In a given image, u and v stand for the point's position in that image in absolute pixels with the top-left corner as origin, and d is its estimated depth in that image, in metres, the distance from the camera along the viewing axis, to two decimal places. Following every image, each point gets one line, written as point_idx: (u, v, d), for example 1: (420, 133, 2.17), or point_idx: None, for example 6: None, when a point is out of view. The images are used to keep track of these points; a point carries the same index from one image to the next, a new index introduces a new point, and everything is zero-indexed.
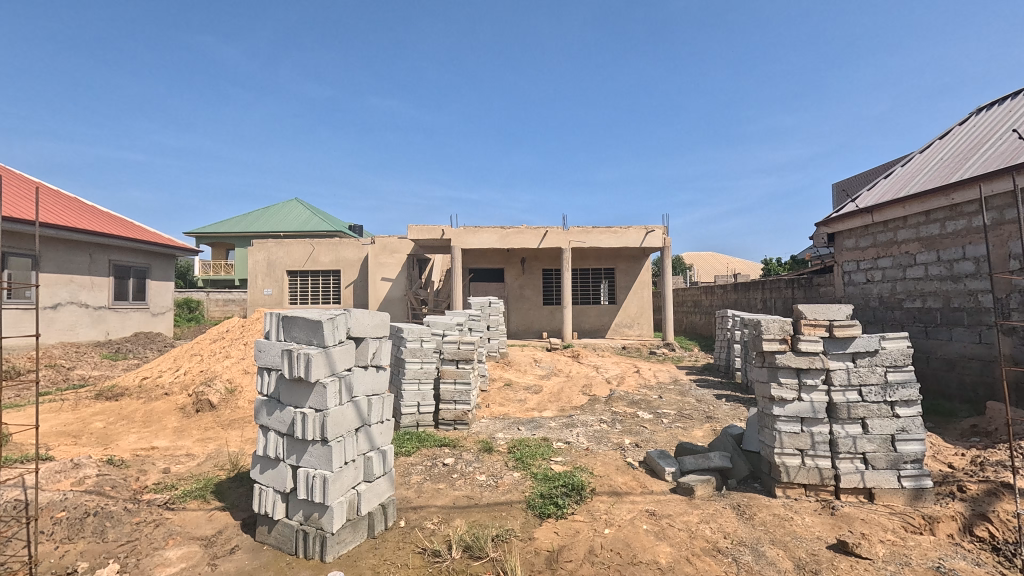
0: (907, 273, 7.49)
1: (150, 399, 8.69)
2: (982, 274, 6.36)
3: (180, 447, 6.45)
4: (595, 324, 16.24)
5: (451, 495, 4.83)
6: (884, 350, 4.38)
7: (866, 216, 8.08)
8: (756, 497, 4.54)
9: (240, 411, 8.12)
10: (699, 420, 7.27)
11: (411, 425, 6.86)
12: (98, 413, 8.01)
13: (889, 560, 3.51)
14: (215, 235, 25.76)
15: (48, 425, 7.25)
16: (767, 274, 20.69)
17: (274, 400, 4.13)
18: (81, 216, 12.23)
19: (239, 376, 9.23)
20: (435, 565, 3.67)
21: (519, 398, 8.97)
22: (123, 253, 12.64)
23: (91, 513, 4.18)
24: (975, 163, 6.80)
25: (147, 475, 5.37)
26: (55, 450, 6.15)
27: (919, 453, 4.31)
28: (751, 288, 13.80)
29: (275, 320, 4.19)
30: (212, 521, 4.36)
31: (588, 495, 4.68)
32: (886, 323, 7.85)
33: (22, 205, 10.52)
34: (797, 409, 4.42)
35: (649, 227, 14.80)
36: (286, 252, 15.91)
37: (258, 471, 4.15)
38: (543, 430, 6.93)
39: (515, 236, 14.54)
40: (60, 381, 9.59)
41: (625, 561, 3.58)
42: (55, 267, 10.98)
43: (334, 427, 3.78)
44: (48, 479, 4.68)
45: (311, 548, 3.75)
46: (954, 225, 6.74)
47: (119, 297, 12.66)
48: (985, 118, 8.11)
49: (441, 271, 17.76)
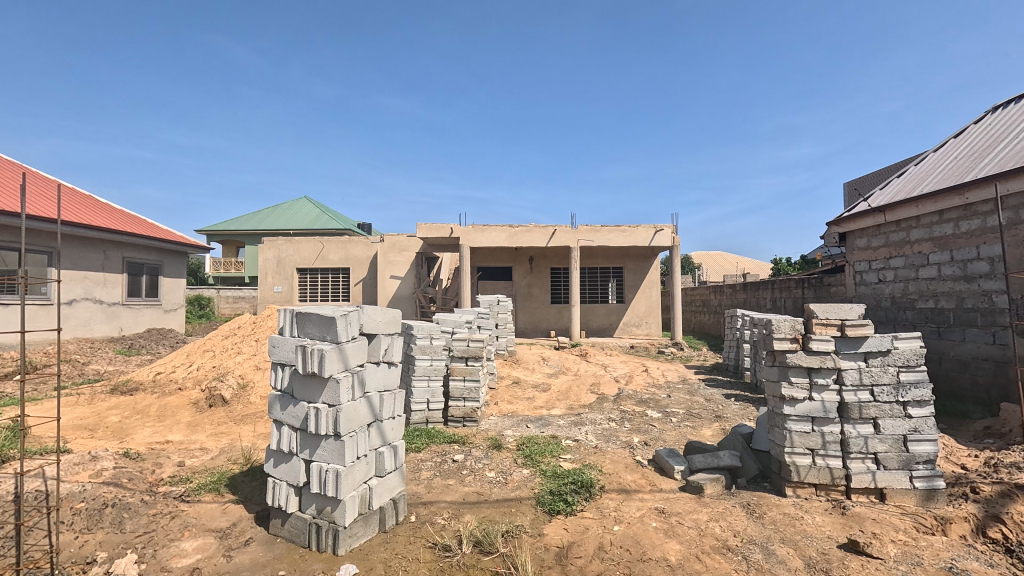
0: (920, 273, 7.42)
1: (164, 394, 8.83)
2: (996, 274, 6.29)
3: (194, 441, 6.55)
4: (603, 323, 16.22)
5: (462, 491, 4.87)
6: (897, 350, 4.36)
7: (878, 215, 8.00)
8: (766, 497, 4.52)
9: (251, 406, 8.23)
10: (709, 420, 7.27)
11: (421, 422, 6.93)
12: (113, 407, 8.15)
13: (901, 560, 3.50)
14: (225, 233, 26.02)
15: (66, 419, 7.40)
16: (775, 274, 20.58)
17: (288, 394, 4.18)
18: (97, 213, 12.42)
19: (250, 372, 9.34)
20: (445, 559, 3.71)
21: (527, 396, 9.00)
22: (136, 250, 12.81)
23: (110, 505, 4.26)
24: (991, 162, 6.71)
25: (163, 468, 5.47)
26: (73, 443, 6.27)
27: (932, 454, 4.28)
28: (760, 288, 13.73)
29: (289, 316, 4.25)
30: (227, 514, 4.43)
31: (598, 492, 4.70)
32: (898, 323, 7.78)
33: (39, 202, 10.70)
34: (808, 408, 4.40)
35: (658, 226, 14.77)
36: (296, 250, 16.04)
37: (272, 465, 4.21)
38: (552, 428, 6.96)
39: (524, 235, 14.55)
40: (76, 376, 9.77)
41: (635, 558, 3.60)
42: (71, 263, 11.17)
43: (347, 422, 3.82)
44: (67, 470, 4.79)
45: (324, 541, 3.80)
46: (968, 225, 6.68)
47: (132, 294, 12.84)
48: (1001, 117, 7.99)
49: (449, 269, 17.82)
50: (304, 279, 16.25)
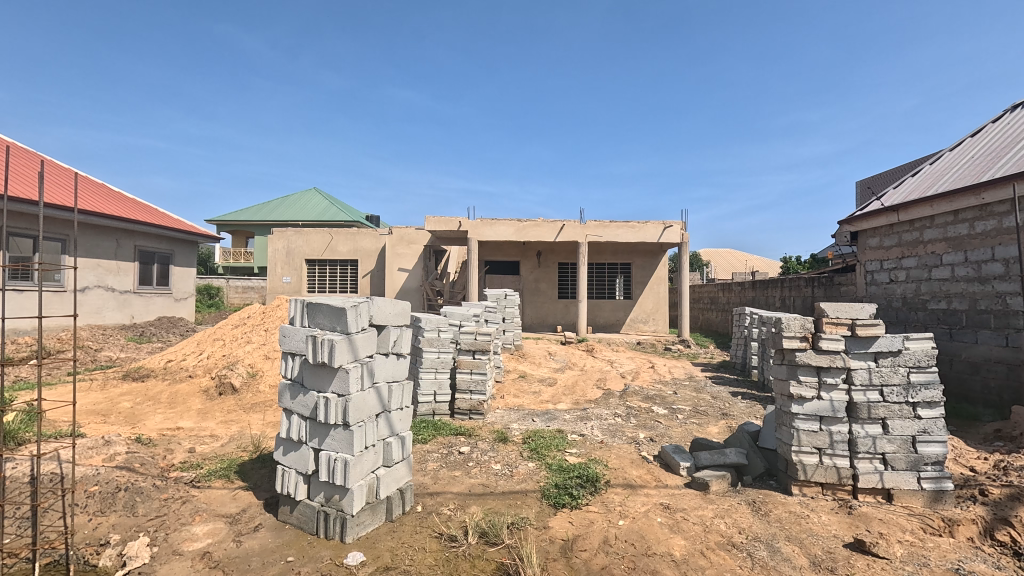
0: (932, 273, 7.34)
1: (175, 381, 8.94)
2: (1011, 275, 6.21)
3: (205, 428, 6.65)
4: (610, 319, 16.17)
5: (468, 482, 4.91)
6: (907, 351, 4.32)
7: (891, 215, 7.91)
8: (773, 495, 4.52)
9: (261, 395, 8.32)
10: (715, 417, 7.24)
11: (427, 414, 6.97)
12: (125, 393, 8.30)
13: (907, 560, 3.49)
14: (235, 223, 26.15)
15: (81, 403, 7.56)
16: (785, 272, 20.50)
17: (297, 383, 4.22)
18: (110, 202, 12.53)
19: (259, 361, 9.45)
20: (451, 549, 3.75)
21: (533, 390, 9.01)
22: (148, 239, 12.93)
23: (122, 488, 4.35)
24: (1008, 162, 6.61)
25: (174, 454, 5.57)
26: (86, 427, 6.39)
27: (941, 456, 4.24)
28: (770, 286, 13.62)
29: (300, 307, 4.29)
30: (237, 500, 4.49)
31: (603, 487, 4.73)
32: (909, 324, 7.69)
33: (55, 189, 10.84)
34: (817, 408, 4.38)
35: (667, 222, 14.69)
36: (305, 241, 16.07)
37: (280, 452, 4.26)
38: (558, 421, 6.99)
39: (532, 229, 14.50)
40: (88, 362, 9.95)
41: (640, 552, 3.62)
42: (85, 250, 11.33)
43: (356, 412, 3.86)
44: (82, 454, 4.88)
45: (333, 529, 3.86)
46: (984, 225, 6.58)
47: (144, 282, 12.97)
48: (1020, 116, 7.87)
49: (457, 262, 18.19)
50: (312, 271, 16.33)
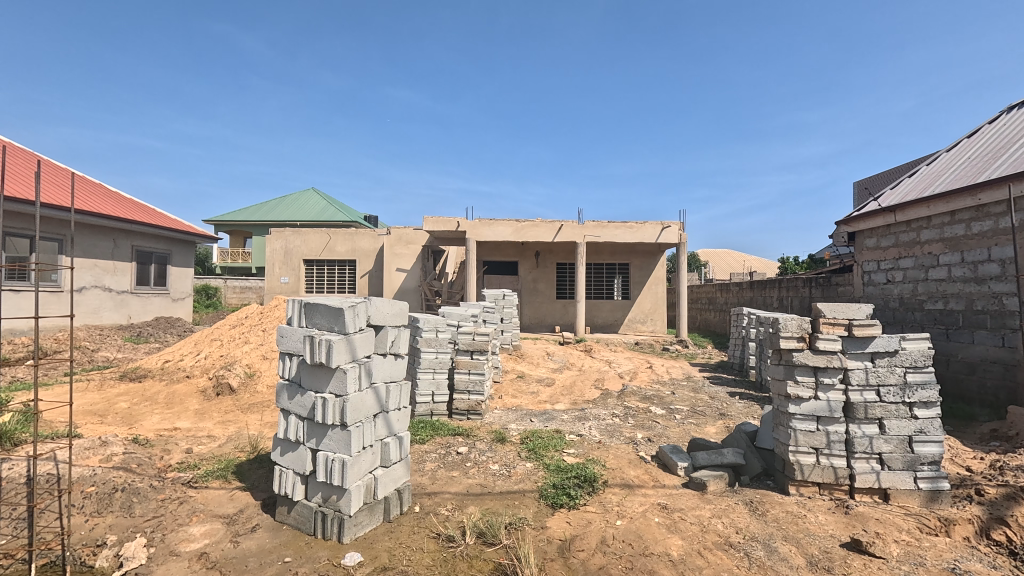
0: (929, 274, 7.35)
1: (173, 381, 8.92)
2: (1007, 276, 6.24)
3: (202, 429, 6.64)
4: (608, 319, 16.20)
5: (465, 482, 4.91)
6: (904, 351, 4.32)
7: (889, 215, 7.93)
8: (769, 495, 4.53)
9: (258, 395, 8.30)
10: (713, 417, 7.26)
11: (425, 414, 6.97)
12: (122, 394, 8.27)
13: (903, 560, 3.50)
14: (234, 224, 26.04)
15: (77, 404, 7.54)
16: (783, 272, 20.59)
17: (295, 383, 4.22)
18: (107, 202, 12.50)
19: (257, 361, 9.44)
20: (449, 549, 3.75)
21: (531, 390, 9.03)
22: (146, 239, 12.90)
23: (119, 489, 4.33)
24: (1005, 163, 6.63)
25: (171, 454, 5.56)
26: (83, 428, 6.37)
27: (937, 455, 4.26)
28: (768, 286, 13.65)
29: (298, 307, 4.28)
30: (235, 501, 4.48)
31: (600, 487, 4.74)
32: (906, 324, 7.71)
33: (52, 189, 10.83)
34: (814, 407, 4.39)
35: (665, 222, 14.71)
36: (303, 241, 16.04)
37: (278, 453, 4.25)
38: (556, 422, 6.99)
39: (530, 230, 14.50)
40: (85, 362, 9.93)
41: (637, 552, 3.63)
42: (82, 250, 11.31)
43: (354, 412, 3.86)
44: (78, 454, 4.86)
45: (330, 529, 3.85)
46: (980, 225, 6.61)
47: (141, 282, 12.93)
48: (1016, 117, 7.91)
49: (455, 262, 18.18)
50: (310, 271, 16.32)
